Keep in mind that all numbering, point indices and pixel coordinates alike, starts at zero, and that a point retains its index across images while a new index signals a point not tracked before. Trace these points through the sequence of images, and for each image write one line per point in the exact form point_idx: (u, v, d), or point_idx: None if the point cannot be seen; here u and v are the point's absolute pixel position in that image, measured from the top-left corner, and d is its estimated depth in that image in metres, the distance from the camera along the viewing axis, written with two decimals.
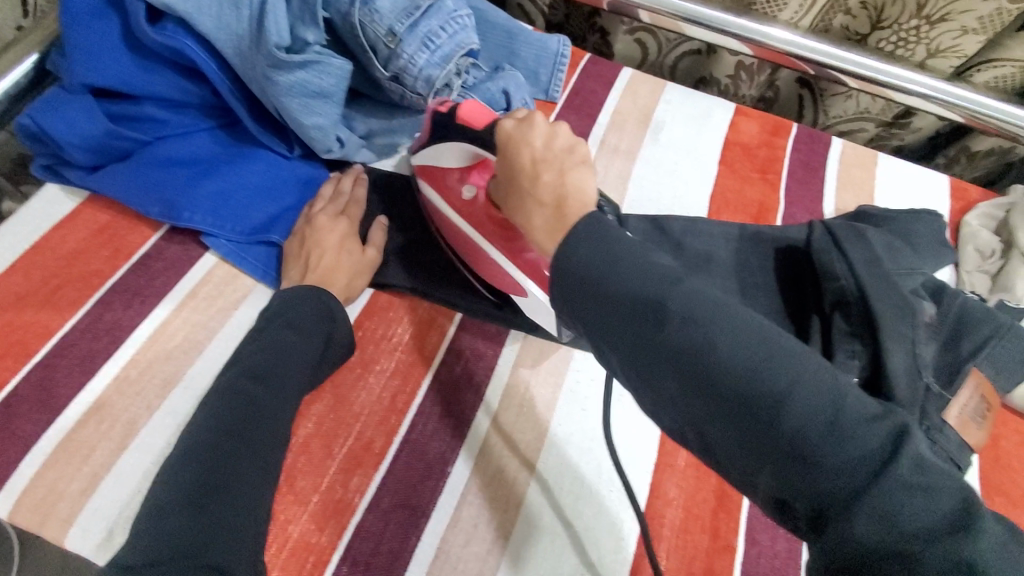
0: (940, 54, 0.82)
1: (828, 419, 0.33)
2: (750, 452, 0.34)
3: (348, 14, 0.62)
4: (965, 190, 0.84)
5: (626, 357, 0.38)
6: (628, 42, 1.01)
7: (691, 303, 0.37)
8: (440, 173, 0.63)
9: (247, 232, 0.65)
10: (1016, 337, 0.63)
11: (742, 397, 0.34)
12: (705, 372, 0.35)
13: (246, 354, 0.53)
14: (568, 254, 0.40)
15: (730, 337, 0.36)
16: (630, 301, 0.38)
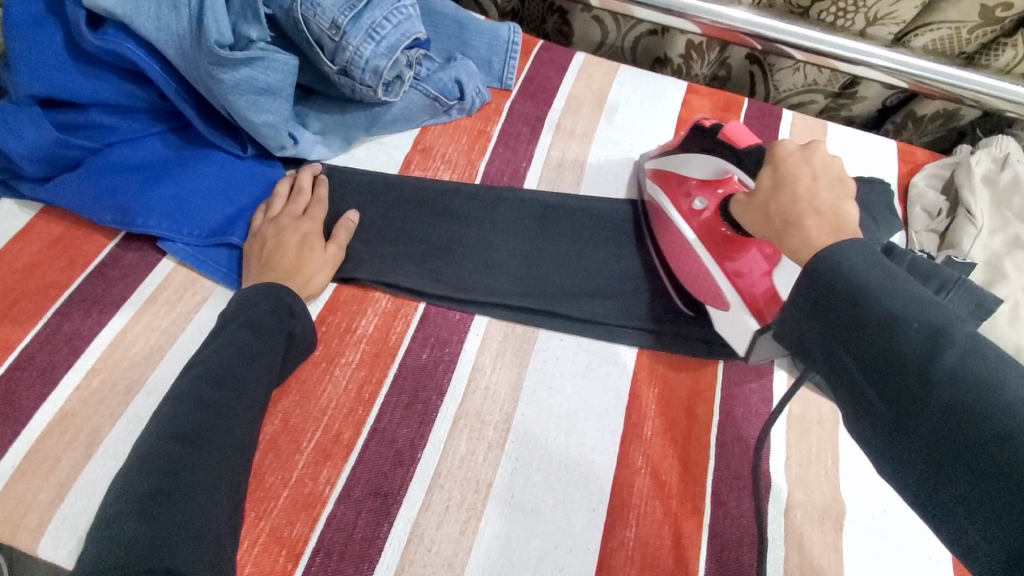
0: (879, 21, 0.84)
1: None
2: (998, 488, 0.31)
3: (290, 8, 0.62)
4: (912, 154, 0.87)
5: (869, 369, 0.37)
6: (586, 21, 1.01)
7: (968, 334, 0.35)
8: (678, 179, 0.65)
9: (205, 234, 0.64)
10: (964, 290, 0.65)
11: (1010, 427, 0.31)
12: (976, 395, 0.33)
13: (201, 358, 0.51)
14: (836, 258, 0.41)
15: (1011, 374, 0.33)
16: (882, 313, 0.37)
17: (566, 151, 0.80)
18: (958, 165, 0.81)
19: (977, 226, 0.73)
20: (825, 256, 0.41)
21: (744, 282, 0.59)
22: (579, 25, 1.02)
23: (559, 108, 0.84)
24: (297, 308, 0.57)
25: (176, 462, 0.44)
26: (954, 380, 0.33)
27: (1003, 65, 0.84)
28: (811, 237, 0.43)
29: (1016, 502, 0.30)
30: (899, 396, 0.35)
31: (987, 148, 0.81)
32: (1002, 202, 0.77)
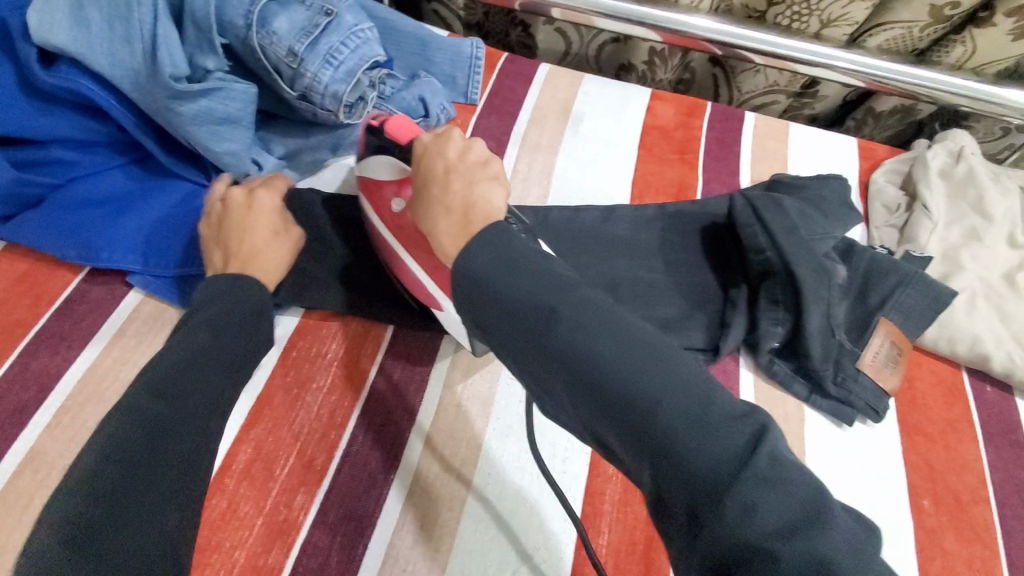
0: (833, 24, 0.86)
1: (693, 417, 0.38)
2: (627, 445, 0.40)
3: (246, 37, 0.62)
4: (872, 150, 0.89)
5: (534, 362, 0.44)
6: (549, 33, 1.02)
7: (577, 315, 0.43)
8: (377, 185, 0.63)
9: (173, 265, 0.65)
10: (921, 284, 0.68)
11: (617, 395, 0.40)
12: (588, 370, 0.41)
13: (158, 364, 0.49)
14: (472, 268, 0.47)
15: (609, 342, 0.42)
16: (521, 310, 0.44)
17: (531, 164, 0.81)
18: (915, 160, 0.83)
19: (933, 220, 0.75)
20: (459, 261, 0.47)
21: (442, 277, 0.56)
22: (542, 36, 1.03)
23: (524, 121, 0.85)
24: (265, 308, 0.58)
25: (121, 477, 0.43)
26: (584, 359, 0.42)
27: (955, 59, 0.86)
28: (444, 236, 0.50)
29: (638, 455, 0.39)
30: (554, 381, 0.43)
31: (943, 142, 0.84)
32: (958, 195, 0.79)
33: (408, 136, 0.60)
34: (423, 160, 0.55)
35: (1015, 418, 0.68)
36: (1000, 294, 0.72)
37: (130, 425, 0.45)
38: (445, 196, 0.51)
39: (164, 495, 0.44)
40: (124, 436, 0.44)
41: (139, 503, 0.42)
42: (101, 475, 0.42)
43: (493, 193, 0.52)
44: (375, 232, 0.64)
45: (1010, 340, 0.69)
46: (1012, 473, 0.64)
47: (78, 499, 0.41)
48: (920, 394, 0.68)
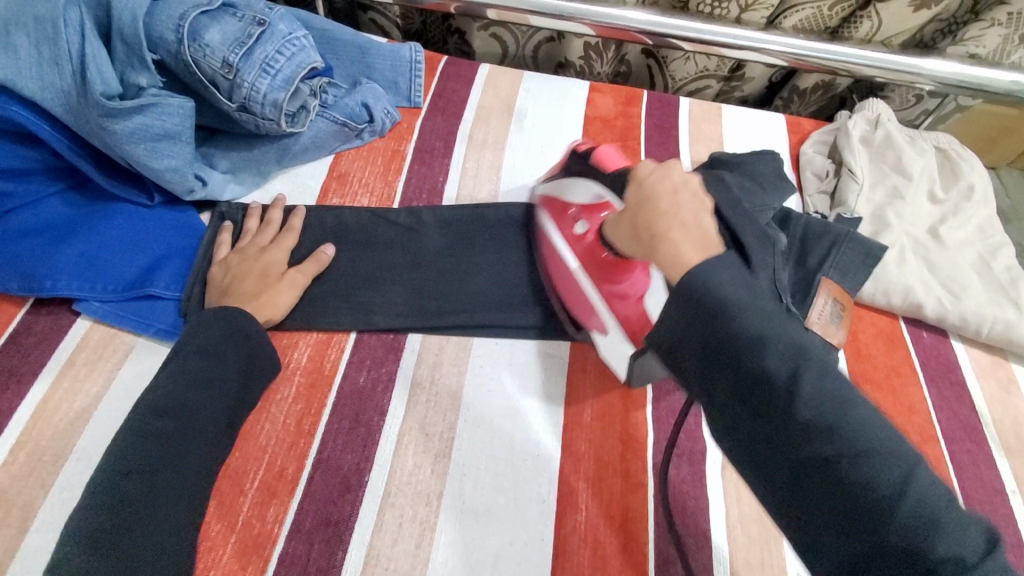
0: (751, 8, 0.91)
1: (935, 489, 0.35)
2: (852, 508, 0.35)
3: (178, 52, 0.61)
4: (800, 124, 0.94)
5: (756, 399, 0.38)
6: (485, 39, 1.05)
7: (807, 363, 0.38)
8: (563, 206, 0.69)
9: (120, 288, 0.63)
10: (854, 243, 0.72)
11: (827, 454, 0.36)
12: (828, 414, 0.36)
13: (158, 385, 0.53)
14: (708, 289, 0.41)
15: (833, 397, 0.37)
16: (732, 343, 0.39)
17: (480, 161, 0.82)
18: (838, 130, 0.88)
19: (859, 183, 0.81)
20: (698, 276, 0.41)
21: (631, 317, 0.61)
22: (478, 44, 1.06)
23: (469, 120, 0.86)
24: (258, 332, 0.58)
25: (135, 487, 0.47)
26: (799, 410, 0.37)
27: (864, 34, 0.93)
28: (682, 254, 0.44)
29: (831, 518, 0.36)
30: (749, 427, 0.39)
31: (862, 111, 0.90)
32: (879, 158, 0.85)
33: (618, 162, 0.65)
34: (648, 181, 0.52)
35: (951, 359, 0.73)
36: (925, 246, 0.78)
37: (138, 443, 0.49)
38: (679, 213, 0.48)
39: (175, 505, 0.48)
40: (135, 450, 0.48)
41: (154, 513, 0.47)
42: (121, 488, 0.46)
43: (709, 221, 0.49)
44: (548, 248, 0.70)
45: (939, 287, 0.75)
46: (953, 409, 0.69)
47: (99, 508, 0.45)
48: (864, 345, 0.72)
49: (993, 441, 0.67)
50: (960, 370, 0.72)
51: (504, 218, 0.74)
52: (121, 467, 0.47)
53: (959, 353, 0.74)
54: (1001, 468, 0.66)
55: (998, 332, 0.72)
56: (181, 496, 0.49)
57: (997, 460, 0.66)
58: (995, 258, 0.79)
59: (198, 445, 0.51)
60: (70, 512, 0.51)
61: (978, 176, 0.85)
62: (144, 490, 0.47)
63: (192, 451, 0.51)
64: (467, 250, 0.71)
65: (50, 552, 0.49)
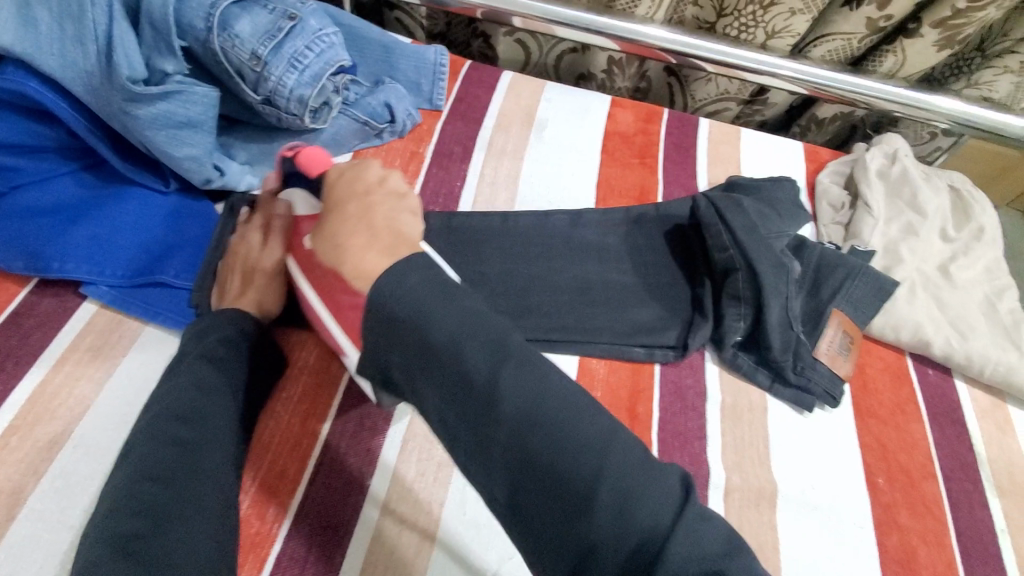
0: (777, 35, 0.91)
1: (635, 471, 0.38)
2: (556, 507, 0.37)
3: (206, 40, 0.61)
4: (817, 154, 0.95)
5: (470, 417, 0.39)
6: (510, 44, 1.04)
7: (503, 356, 0.40)
8: (296, 224, 0.61)
9: (131, 274, 0.62)
10: (866, 277, 0.72)
11: (534, 440, 0.38)
12: (528, 427, 0.38)
13: (165, 396, 0.49)
14: (391, 292, 0.42)
15: (534, 386, 0.39)
16: (441, 343, 0.40)
17: (498, 169, 0.82)
18: (856, 162, 0.89)
19: (874, 217, 0.81)
20: (381, 291, 0.42)
21: (349, 324, 0.50)
22: (502, 47, 1.05)
23: (490, 127, 0.86)
24: (249, 325, 0.57)
25: (159, 492, 0.43)
26: (501, 408, 0.38)
27: (888, 69, 0.93)
28: (363, 262, 0.45)
29: (551, 505, 0.37)
30: (473, 427, 0.39)
31: (880, 145, 0.90)
32: (895, 193, 0.85)
33: (324, 163, 0.57)
34: (337, 186, 0.52)
35: (954, 398, 0.73)
36: (935, 283, 0.78)
37: (152, 451, 0.45)
38: (363, 216, 0.48)
39: (203, 507, 0.44)
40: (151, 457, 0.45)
41: (182, 517, 0.42)
42: (141, 495, 0.42)
43: (408, 222, 0.50)
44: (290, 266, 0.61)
45: (946, 326, 0.75)
46: (953, 449, 0.69)
47: (120, 522, 0.41)
48: (870, 379, 0.72)
49: (991, 483, 0.68)
50: (962, 410, 0.73)
51: (518, 228, 0.74)
52: (140, 475, 0.44)
53: (962, 393, 0.74)
54: (997, 512, 0.66)
55: (1000, 374, 0.73)
56: (208, 498, 0.45)
57: (994, 502, 0.66)
58: (1001, 301, 0.79)
59: (217, 445, 0.48)
60: (65, 500, 0.50)
61: (990, 218, 0.86)
62: (169, 494, 0.43)
63: (212, 452, 0.47)
64: None
65: (42, 540, 0.48)
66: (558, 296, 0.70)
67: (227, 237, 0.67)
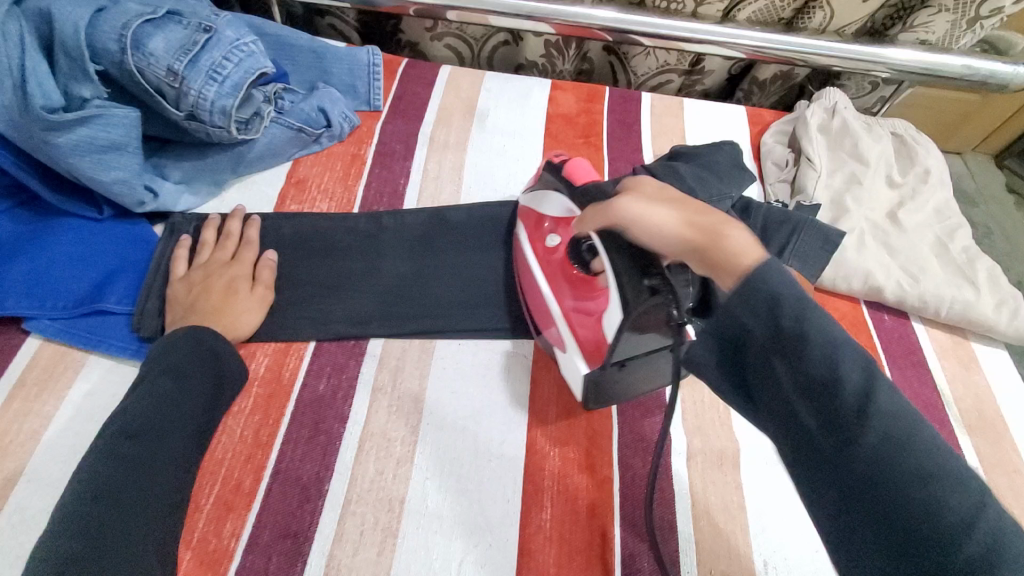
0: (706, 1, 0.92)
1: (988, 531, 0.32)
2: (872, 522, 0.34)
3: (121, 62, 0.60)
4: (760, 116, 0.95)
5: (788, 405, 0.37)
6: (440, 49, 1.06)
7: (879, 376, 0.35)
8: (537, 221, 0.67)
9: (70, 305, 0.61)
10: (812, 230, 0.73)
11: (878, 456, 0.34)
12: (877, 438, 0.34)
13: (123, 411, 0.50)
14: (763, 273, 0.37)
15: (900, 411, 0.34)
16: (800, 342, 0.35)
17: (442, 163, 0.82)
18: (797, 120, 0.89)
19: (817, 171, 0.82)
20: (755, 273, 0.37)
21: (591, 330, 0.56)
22: (433, 52, 1.07)
23: (430, 122, 0.86)
24: (215, 339, 0.57)
25: (99, 520, 0.44)
26: (850, 423, 0.35)
27: (818, 24, 0.94)
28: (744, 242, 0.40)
29: (866, 522, 0.35)
30: (802, 422, 0.37)
31: (819, 100, 0.91)
32: (836, 145, 0.86)
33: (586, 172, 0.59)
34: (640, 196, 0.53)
35: (912, 341, 0.74)
36: (884, 229, 0.79)
37: (104, 467, 0.46)
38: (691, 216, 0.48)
39: (148, 528, 0.45)
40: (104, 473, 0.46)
41: (124, 536, 0.44)
42: (89, 514, 0.44)
43: None
44: (523, 262, 0.67)
45: (898, 270, 0.75)
46: (915, 391, 0.70)
47: (70, 538, 0.42)
48: None
49: (954, 420, 0.68)
50: (921, 351, 0.73)
51: (464, 219, 0.74)
52: (87, 495, 0.45)
53: (920, 335, 0.75)
54: (964, 448, 0.66)
55: (956, 312, 0.73)
56: (151, 518, 0.46)
57: (959, 439, 0.67)
58: (952, 240, 0.80)
59: (168, 464, 0.49)
60: (20, 536, 0.50)
61: (934, 161, 0.87)
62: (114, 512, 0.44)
63: (164, 470, 0.48)
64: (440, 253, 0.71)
65: None
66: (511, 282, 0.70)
67: (166, 260, 0.66)
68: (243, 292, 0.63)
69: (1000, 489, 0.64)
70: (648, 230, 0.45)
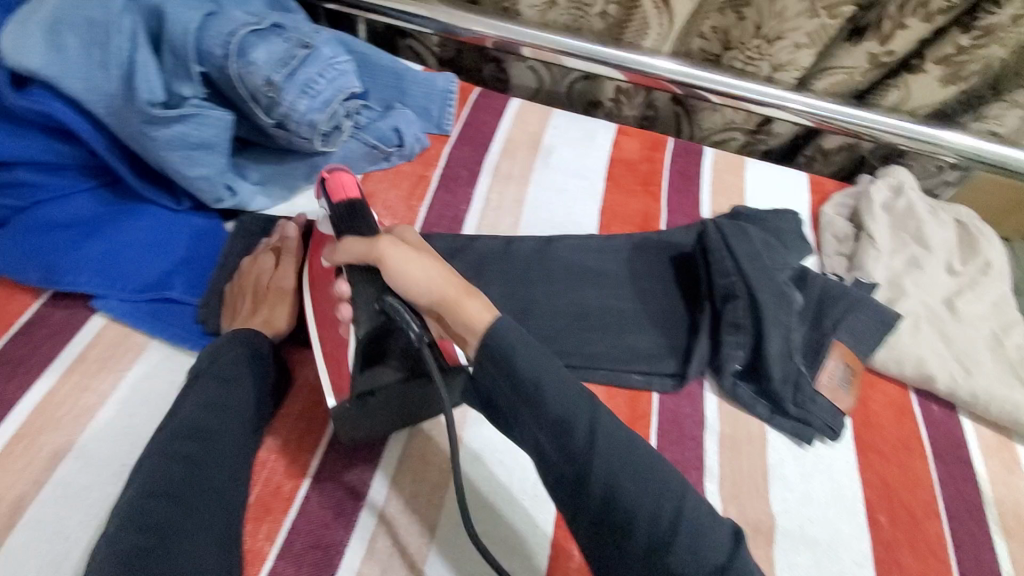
0: (783, 68, 0.92)
1: (662, 507, 0.44)
2: (580, 505, 0.45)
3: (223, 67, 0.63)
4: (822, 185, 0.95)
5: (520, 423, 0.47)
6: (521, 70, 1.07)
7: (601, 418, 0.46)
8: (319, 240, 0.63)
9: (139, 289, 0.64)
10: (869, 309, 0.72)
11: (621, 514, 0.43)
12: (563, 438, 0.45)
13: (182, 410, 0.51)
14: (496, 337, 0.47)
15: (619, 457, 0.45)
16: (538, 398, 0.46)
17: (503, 194, 0.83)
18: (860, 194, 0.89)
19: (878, 250, 0.81)
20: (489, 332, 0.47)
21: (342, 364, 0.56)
22: (514, 74, 1.08)
23: (496, 152, 0.88)
24: (261, 348, 0.58)
25: (163, 519, 0.45)
26: (542, 424, 0.46)
27: (892, 103, 0.93)
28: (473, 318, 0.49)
29: (579, 508, 0.45)
30: (554, 465, 0.45)
31: (885, 177, 0.91)
32: (899, 226, 0.85)
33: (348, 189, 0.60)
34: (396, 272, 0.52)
35: (958, 435, 0.72)
36: (941, 318, 0.77)
37: (164, 465, 0.47)
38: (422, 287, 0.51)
39: (207, 529, 0.46)
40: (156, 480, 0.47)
41: (185, 536, 0.45)
42: (143, 513, 0.44)
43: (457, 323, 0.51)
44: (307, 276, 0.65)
45: (952, 361, 0.74)
46: (959, 488, 0.68)
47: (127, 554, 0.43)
48: (873, 413, 0.71)
49: (991, 521, 0.66)
50: (968, 448, 0.71)
51: (518, 254, 0.75)
52: (150, 492, 0.46)
53: (967, 431, 0.73)
54: (1007, 556, 0.64)
55: (1011, 414, 0.71)
56: (206, 521, 0.46)
57: (993, 540, 0.64)
58: (1011, 337, 0.78)
59: (225, 464, 0.50)
60: (63, 509, 0.51)
61: (997, 253, 0.85)
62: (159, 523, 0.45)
63: (217, 474, 0.49)
64: (495, 280, 0.72)
65: (39, 551, 0.49)
66: (557, 321, 0.70)
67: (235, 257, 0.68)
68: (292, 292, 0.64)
69: None
70: (404, 282, 0.51)
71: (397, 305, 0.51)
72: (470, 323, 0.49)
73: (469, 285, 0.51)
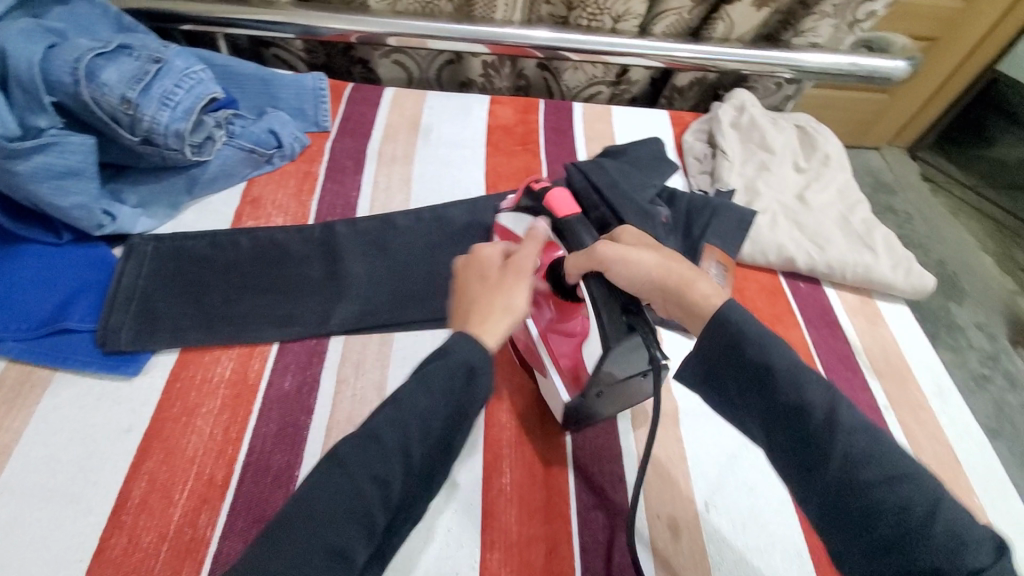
0: (623, 19, 1.01)
1: (931, 512, 0.39)
2: (821, 497, 0.43)
3: (76, 93, 0.64)
4: (682, 118, 1.05)
5: (755, 412, 0.46)
6: (389, 65, 1.12)
7: (843, 406, 0.43)
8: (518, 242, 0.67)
9: (35, 326, 0.63)
10: (726, 210, 0.82)
11: (876, 515, 0.40)
12: (800, 427, 0.44)
13: (416, 392, 0.47)
14: (725, 315, 0.48)
15: (872, 451, 0.42)
16: (772, 392, 0.45)
17: (391, 174, 0.87)
18: (711, 119, 0.99)
19: (731, 161, 0.92)
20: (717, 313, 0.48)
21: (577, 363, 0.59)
22: (384, 70, 1.13)
23: (378, 138, 0.91)
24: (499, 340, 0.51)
25: (308, 503, 0.43)
26: (777, 415, 0.45)
27: (722, 34, 1.05)
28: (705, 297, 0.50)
29: (814, 498, 0.43)
30: (783, 449, 0.45)
31: (729, 101, 1.01)
32: (746, 139, 0.96)
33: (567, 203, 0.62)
34: (628, 264, 0.52)
35: (824, 303, 0.82)
36: (793, 208, 0.88)
37: (347, 447, 0.45)
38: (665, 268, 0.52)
39: (334, 514, 0.43)
40: (311, 520, 0.42)
41: (311, 522, 0.42)
42: (299, 499, 0.43)
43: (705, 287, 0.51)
44: None
45: (806, 242, 0.84)
46: (829, 345, 0.78)
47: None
48: (749, 298, 0.81)
49: (865, 367, 0.77)
50: (833, 311, 0.82)
51: (412, 224, 0.78)
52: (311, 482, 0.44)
53: (831, 298, 0.83)
54: (877, 391, 0.74)
55: (859, 275, 0.82)
56: (335, 512, 0.43)
57: (863, 381, 0.75)
58: (853, 214, 0.89)
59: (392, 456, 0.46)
60: None
61: (833, 147, 0.97)
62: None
63: (386, 459, 0.45)
64: (399, 251, 0.76)
65: None
66: None
67: (126, 277, 0.68)
68: (501, 278, 0.56)
69: (908, 424, 0.72)
70: (633, 275, 0.52)
71: (642, 313, 0.53)
72: (710, 297, 0.50)
73: (688, 267, 0.53)
